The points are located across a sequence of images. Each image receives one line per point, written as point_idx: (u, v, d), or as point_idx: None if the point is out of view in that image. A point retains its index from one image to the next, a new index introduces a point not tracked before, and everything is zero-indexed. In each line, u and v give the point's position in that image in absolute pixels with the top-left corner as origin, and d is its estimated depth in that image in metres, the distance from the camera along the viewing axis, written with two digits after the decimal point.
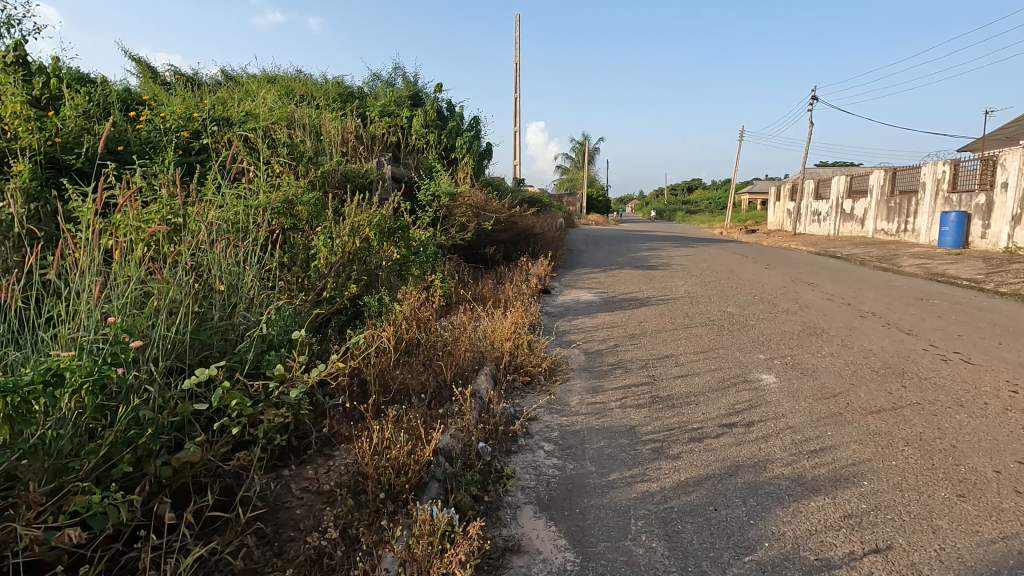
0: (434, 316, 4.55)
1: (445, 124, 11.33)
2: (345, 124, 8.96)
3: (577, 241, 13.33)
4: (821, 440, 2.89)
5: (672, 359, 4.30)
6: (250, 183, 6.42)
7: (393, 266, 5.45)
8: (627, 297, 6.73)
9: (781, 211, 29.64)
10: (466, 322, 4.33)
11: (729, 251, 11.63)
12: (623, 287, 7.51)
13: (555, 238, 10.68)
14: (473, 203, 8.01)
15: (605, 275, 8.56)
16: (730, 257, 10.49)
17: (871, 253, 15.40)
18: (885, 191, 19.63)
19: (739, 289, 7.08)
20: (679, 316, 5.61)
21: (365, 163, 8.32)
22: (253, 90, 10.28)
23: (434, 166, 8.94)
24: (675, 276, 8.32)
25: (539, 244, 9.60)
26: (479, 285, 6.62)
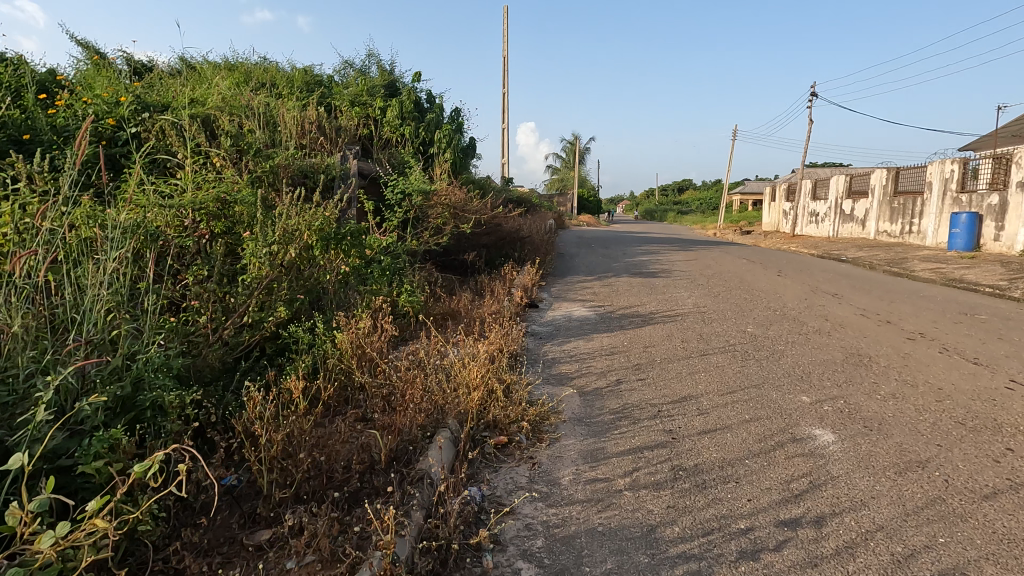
0: (387, 348, 3.54)
1: (423, 117, 10.29)
2: (306, 113, 7.92)
3: (567, 244, 12.36)
4: (935, 556, 1.94)
5: (693, 404, 3.33)
6: (179, 179, 5.39)
7: (345, 279, 4.42)
8: (627, 313, 5.76)
9: (777, 211, 28.86)
10: (426, 356, 3.33)
11: (733, 256, 10.70)
12: (622, 299, 6.55)
13: (544, 241, 9.70)
14: (452, 202, 7.01)
15: (600, 284, 7.60)
16: (736, 263, 9.55)
17: (878, 257, 14.58)
18: (887, 191, 18.86)
19: (756, 303, 6.14)
20: (693, 340, 4.66)
21: (327, 156, 7.29)
22: (205, 77, 9.20)
23: (407, 162, 7.93)
24: (679, 286, 7.37)
25: (527, 248, 8.62)
26: (454, 301, 5.62)
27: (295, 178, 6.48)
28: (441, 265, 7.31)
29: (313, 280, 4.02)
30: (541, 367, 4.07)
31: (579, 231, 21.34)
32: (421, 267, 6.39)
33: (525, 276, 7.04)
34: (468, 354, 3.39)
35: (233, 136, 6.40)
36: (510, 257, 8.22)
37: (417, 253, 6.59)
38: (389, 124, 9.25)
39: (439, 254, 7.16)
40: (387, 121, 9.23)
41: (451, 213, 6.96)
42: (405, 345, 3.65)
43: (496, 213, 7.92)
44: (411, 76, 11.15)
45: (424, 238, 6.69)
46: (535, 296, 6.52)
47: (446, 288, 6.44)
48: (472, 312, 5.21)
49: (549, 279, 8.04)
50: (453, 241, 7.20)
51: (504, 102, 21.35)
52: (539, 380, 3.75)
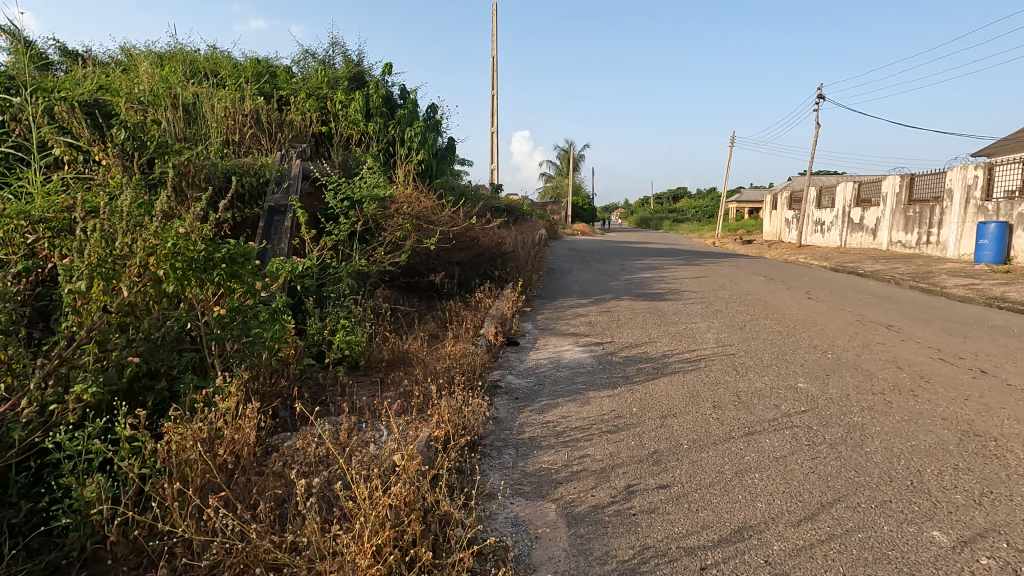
0: (257, 458, 2.20)
1: (392, 115, 8.99)
2: (245, 103, 6.60)
3: (559, 257, 11.04)
4: None
5: (757, 553, 1.99)
6: (34, 176, 4.03)
7: (236, 331, 2.95)
8: (633, 356, 4.43)
9: (778, 220, 27.72)
10: (313, 486, 1.99)
11: (747, 272, 9.40)
12: (625, 333, 5.22)
13: (531, 256, 8.40)
14: (414, 212, 5.73)
15: (597, 311, 6.28)
16: (753, 281, 8.23)
17: (899, 271, 13.36)
18: (901, 199, 17.71)
19: (795, 340, 4.82)
20: (729, 405, 3.33)
21: (263, 156, 5.97)
22: (135, 61, 7.85)
23: (367, 162, 6.61)
24: (693, 314, 6.04)
25: (511, 265, 7.32)
26: (406, 346, 4.30)
27: (213, 184, 5.19)
28: (404, 289, 6.03)
29: (170, 328, 2.69)
30: (511, 459, 2.75)
31: (573, 241, 20.07)
32: (373, 294, 5.11)
33: (504, 304, 5.74)
34: (384, 478, 2.05)
35: (133, 125, 5.05)
36: (490, 276, 6.92)
37: (368, 275, 5.26)
38: (350, 119, 7.92)
39: (401, 276, 5.90)
40: (349, 116, 7.91)
41: (413, 225, 5.67)
42: (295, 448, 2.29)
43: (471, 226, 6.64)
44: (381, 67, 9.86)
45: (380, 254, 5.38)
46: (516, 329, 5.20)
47: (406, 319, 5.17)
48: (426, 362, 3.89)
49: (535, 303, 6.72)
50: (417, 260, 5.91)
51: (493, 105, 20.18)
52: (504, 492, 2.43)
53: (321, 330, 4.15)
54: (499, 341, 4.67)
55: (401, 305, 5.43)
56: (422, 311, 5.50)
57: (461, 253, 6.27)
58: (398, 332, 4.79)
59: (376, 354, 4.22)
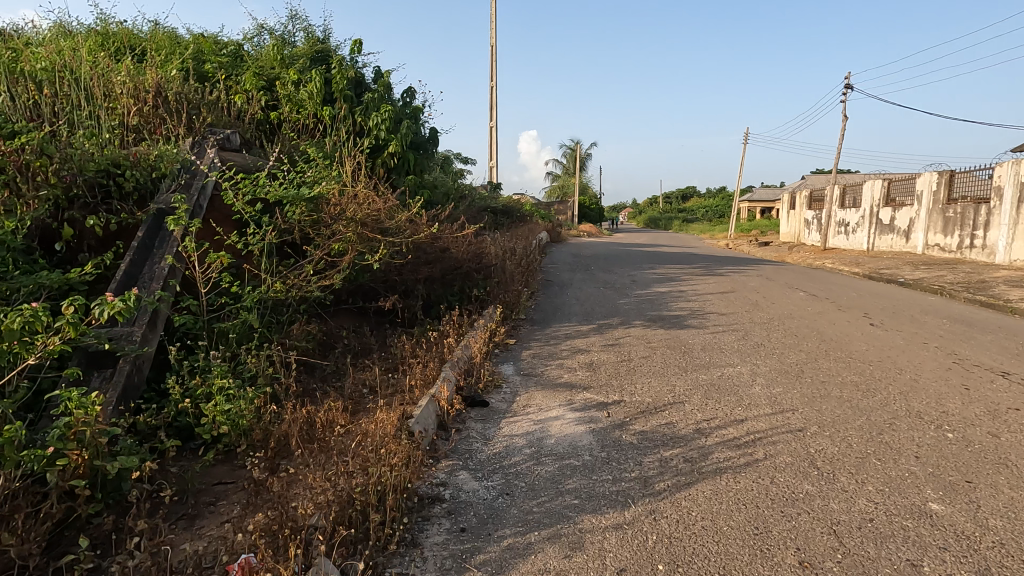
0: None
1: (358, 101, 7.61)
2: (153, 76, 5.16)
3: (559, 265, 9.60)
4: None
5: None
6: None
7: None
8: (653, 435, 2.98)
9: (797, 221, 26.12)
10: None
11: (781, 286, 7.91)
12: (639, 384, 3.79)
13: (522, 268, 6.99)
14: (357, 218, 4.37)
15: (601, 344, 4.84)
16: (793, 299, 6.75)
17: (945, 279, 11.82)
18: (939, 198, 16.14)
19: (885, 402, 3.36)
20: (830, 567, 1.88)
21: (165, 142, 4.60)
22: (41, 29, 6.44)
23: (310, 151, 5.22)
24: (727, 351, 4.58)
25: (498, 278, 5.90)
26: (311, 418, 2.95)
27: (81, 179, 3.84)
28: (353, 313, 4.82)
29: None
30: None
31: (578, 243, 18.61)
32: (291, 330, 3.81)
33: (476, 340, 4.31)
34: None
35: None
36: (466, 295, 5.50)
37: (285, 304, 3.92)
38: (299, 101, 6.49)
39: (346, 297, 4.66)
40: (298, 97, 6.48)
41: (354, 235, 4.30)
42: None
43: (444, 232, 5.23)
44: (351, 45, 8.43)
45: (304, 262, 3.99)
46: (487, 381, 3.75)
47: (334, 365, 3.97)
48: (322, 462, 2.48)
49: (523, 332, 5.29)
50: (366, 278, 4.57)
51: (493, 98, 18.80)
52: None
53: (182, 399, 2.88)
54: (458, 407, 3.22)
55: (330, 342, 4.27)
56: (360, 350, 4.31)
57: (427, 270, 4.93)
58: (315, 389, 3.50)
59: (267, 425, 2.88)
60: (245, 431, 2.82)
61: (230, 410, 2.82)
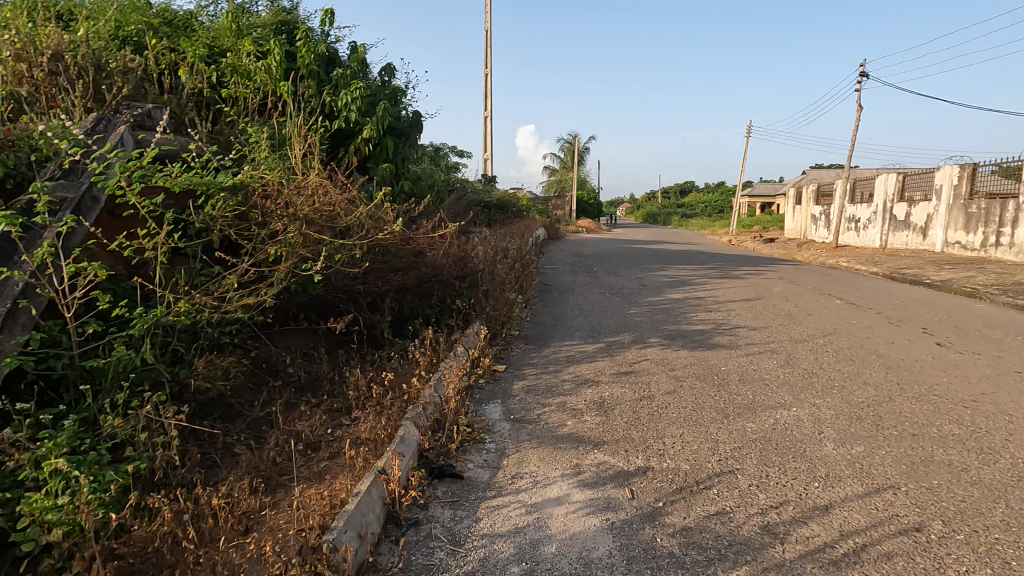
0: None
1: (326, 79, 6.57)
2: (52, 35, 4.08)
3: (558, 266, 8.63)
4: None
5: None
6: None
7: None
8: (702, 536, 2.02)
9: (804, 216, 25.19)
10: None
11: (811, 292, 6.96)
12: (669, 437, 2.83)
13: (515, 272, 6.02)
14: (301, 215, 3.41)
15: (612, 372, 3.88)
16: (831, 310, 5.80)
17: (976, 280, 10.93)
18: (960, 193, 15.23)
19: (1016, 474, 2.41)
20: None
21: (57, 116, 3.59)
22: None
23: (251, 131, 4.22)
24: (773, 383, 3.62)
25: (487, 284, 4.95)
26: (201, 522, 2.01)
27: None
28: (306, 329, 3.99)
29: None
30: None
31: (578, 240, 17.64)
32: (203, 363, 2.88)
33: (452, 373, 3.33)
34: None
35: None
36: (445, 308, 4.55)
37: (200, 329, 2.98)
38: (247, 74, 5.41)
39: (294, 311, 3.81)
40: (246, 69, 5.40)
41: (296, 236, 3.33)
42: None
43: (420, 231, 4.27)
44: (322, 15, 7.39)
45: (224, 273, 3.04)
46: (464, 435, 2.80)
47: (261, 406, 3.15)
48: None
49: (517, 355, 4.33)
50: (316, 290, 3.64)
51: (488, 86, 17.77)
52: None
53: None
54: (416, 488, 2.25)
55: (264, 371, 3.47)
56: (303, 384, 3.48)
57: (396, 279, 4.01)
58: (228, 450, 2.61)
59: (125, 527, 1.93)
60: (88, 539, 1.87)
61: (64, 506, 1.86)
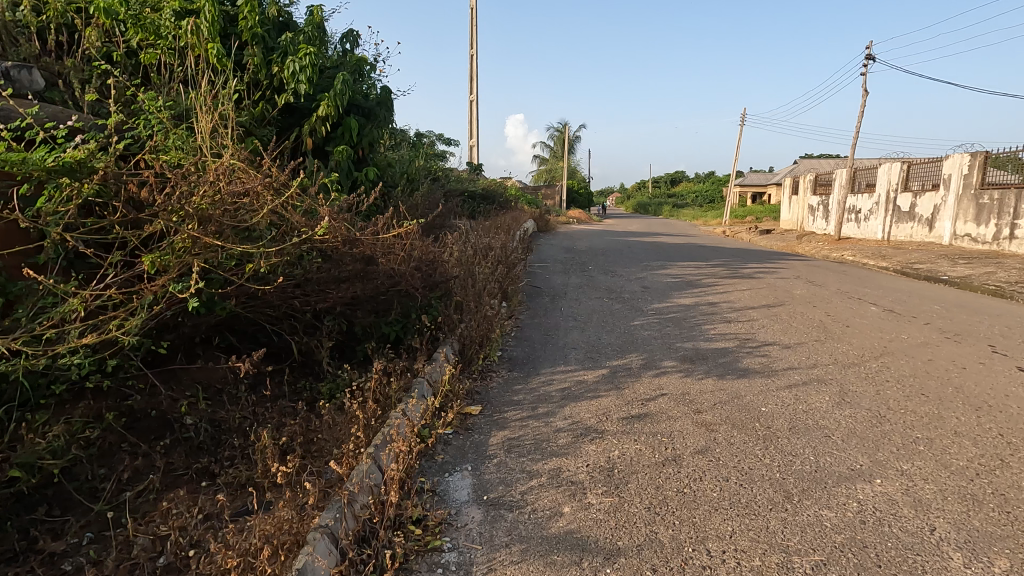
0: None
1: (276, 46, 5.56)
2: None
3: (549, 265, 7.71)
4: None
5: None
6: None
7: None
8: None
9: (802, 207, 24.45)
10: None
11: (838, 296, 6.09)
12: (716, 542, 1.92)
13: (498, 276, 5.08)
14: (194, 210, 2.47)
15: (622, 418, 2.96)
16: (871, 320, 4.93)
17: (998, 276, 10.17)
18: (971, 183, 14.50)
19: None
20: None
21: None
22: None
23: (148, 100, 3.23)
24: (836, 434, 2.73)
25: (463, 294, 4.00)
26: None
27: None
28: (223, 354, 3.18)
29: None
30: None
31: (570, 233, 16.72)
32: (23, 431, 1.94)
33: (403, 436, 2.38)
34: None
35: None
36: (405, 328, 3.62)
37: (25, 381, 2.03)
38: (155, 29, 4.20)
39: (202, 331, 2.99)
40: (153, 22, 4.18)
41: (186, 240, 2.41)
42: None
43: (375, 227, 3.31)
44: None
45: (63, 290, 2.07)
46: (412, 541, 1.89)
47: (128, 481, 2.28)
48: None
49: (497, 388, 3.41)
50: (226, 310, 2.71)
51: (474, 68, 16.78)
52: None
53: None
54: None
55: (148, 422, 2.60)
56: (200, 441, 2.60)
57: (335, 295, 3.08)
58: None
59: None
60: None
61: None
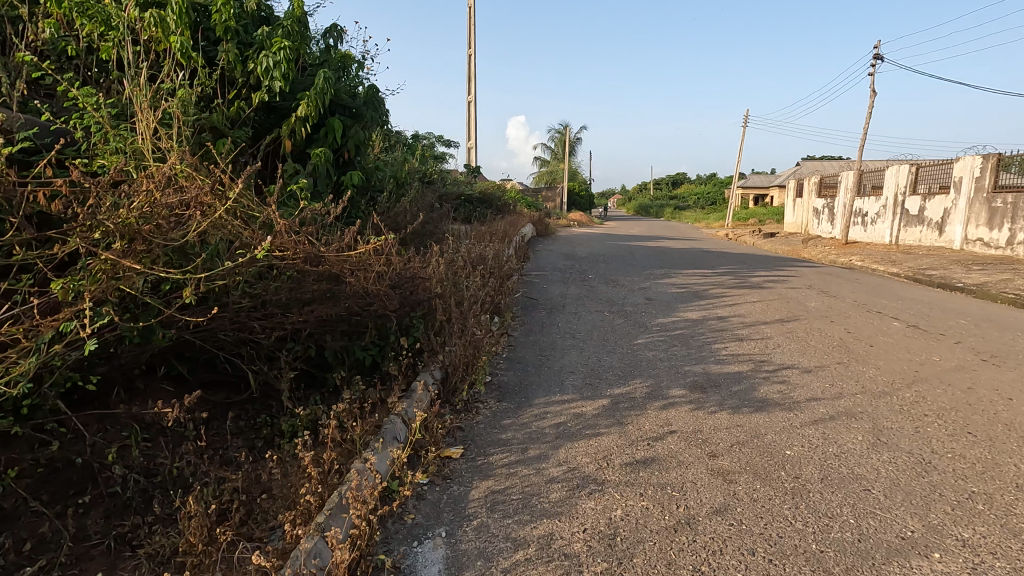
0: None
1: (252, 41, 5.16)
2: None
3: (546, 274, 7.30)
4: None
5: None
6: None
7: None
8: None
9: (806, 210, 24.03)
10: None
11: (856, 309, 5.68)
12: None
13: (489, 290, 4.68)
14: (117, 225, 2.06)
15: (625, 464, 2.55)
16: (896, 338, 4.52)
17: (1016, 284, 9.77)
18: (982, 186, 14.08)
19: None
20: None
21: None
22: None
23: (87, 96, 2.83)
24: (878, 488, 2.32)
25: (448, 313, 3.60)
26: None
27: None
28: (170, 386, 2.82)
29: None
30: None
31: (569, 237, 16.32)
32: None
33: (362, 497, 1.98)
34: None
35: None
36: (380, 353, 3.24)
37: None
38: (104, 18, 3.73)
39: (141, 362, 2.63)
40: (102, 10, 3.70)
41: (105, 264, 2.00)
42: None
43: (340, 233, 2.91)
44: None
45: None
46: None
47: (28, 554, 1.90)
48: None
49: (484, 423, 3.00)
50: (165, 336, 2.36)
51: (472, 69, 16.43)
52: None
53: None
54: None
55: (68, 473, 2.23)
56: (126, 498, 2.22)
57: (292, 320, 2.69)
58: None
59: None
60: None
61: None
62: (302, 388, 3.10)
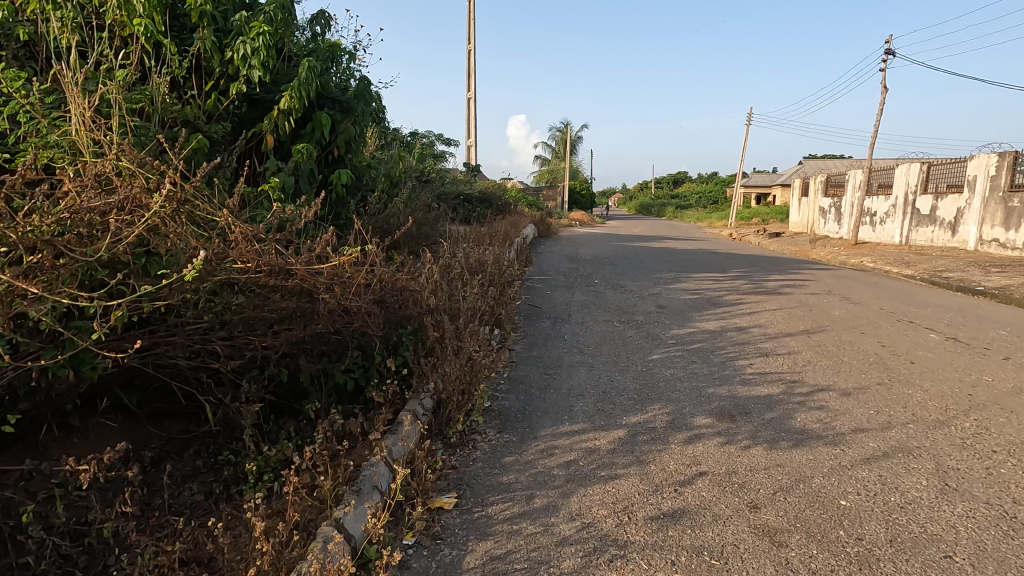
0: None
1: (230, 27, 4.74)
2: None
3: (550, 278, 6.89)
4: None
5: None
6: None
7: None
8: None
9: (812, 209, 23.60)
10: None
11: (885, 318, 5.25)
12: None
13: (488, 300, 4.26)
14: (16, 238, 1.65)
15: (651, 519, 2.13)
16: (938, 354, 4.09)
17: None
18: (998, 185, 13.65)
19: None
20: None
21: None
22: None
23: (19, 81, 2.43)
24: (962, 555, 1.90)
25: (441, 329, 3.19)
26: None
27: None
28: (114, 422, 2.42)
29: None
30: None
31: (572, 237, 15.93)
32: None
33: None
34: None
35: None
36: (360, 378, 2.82)
37: None
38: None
39: (75, 396, 2.23)
40: None
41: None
42: None
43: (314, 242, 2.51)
44: None
45: None
46: None
47: None
48: None
49: (482, 461, 2.58)
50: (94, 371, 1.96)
51: (472, 64, 16.04)
52: None
53: None
54: None
55: None
56: (40, 572, 1.81)
57: (256, 344, 2.28)
58: None
59: None
60: None
61: None
62: (271, 419, 2.69)
